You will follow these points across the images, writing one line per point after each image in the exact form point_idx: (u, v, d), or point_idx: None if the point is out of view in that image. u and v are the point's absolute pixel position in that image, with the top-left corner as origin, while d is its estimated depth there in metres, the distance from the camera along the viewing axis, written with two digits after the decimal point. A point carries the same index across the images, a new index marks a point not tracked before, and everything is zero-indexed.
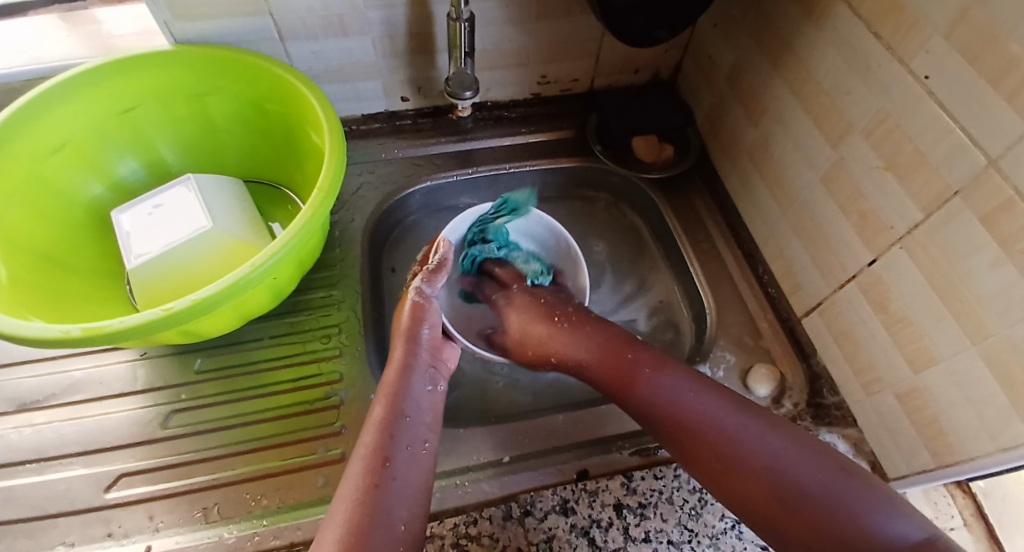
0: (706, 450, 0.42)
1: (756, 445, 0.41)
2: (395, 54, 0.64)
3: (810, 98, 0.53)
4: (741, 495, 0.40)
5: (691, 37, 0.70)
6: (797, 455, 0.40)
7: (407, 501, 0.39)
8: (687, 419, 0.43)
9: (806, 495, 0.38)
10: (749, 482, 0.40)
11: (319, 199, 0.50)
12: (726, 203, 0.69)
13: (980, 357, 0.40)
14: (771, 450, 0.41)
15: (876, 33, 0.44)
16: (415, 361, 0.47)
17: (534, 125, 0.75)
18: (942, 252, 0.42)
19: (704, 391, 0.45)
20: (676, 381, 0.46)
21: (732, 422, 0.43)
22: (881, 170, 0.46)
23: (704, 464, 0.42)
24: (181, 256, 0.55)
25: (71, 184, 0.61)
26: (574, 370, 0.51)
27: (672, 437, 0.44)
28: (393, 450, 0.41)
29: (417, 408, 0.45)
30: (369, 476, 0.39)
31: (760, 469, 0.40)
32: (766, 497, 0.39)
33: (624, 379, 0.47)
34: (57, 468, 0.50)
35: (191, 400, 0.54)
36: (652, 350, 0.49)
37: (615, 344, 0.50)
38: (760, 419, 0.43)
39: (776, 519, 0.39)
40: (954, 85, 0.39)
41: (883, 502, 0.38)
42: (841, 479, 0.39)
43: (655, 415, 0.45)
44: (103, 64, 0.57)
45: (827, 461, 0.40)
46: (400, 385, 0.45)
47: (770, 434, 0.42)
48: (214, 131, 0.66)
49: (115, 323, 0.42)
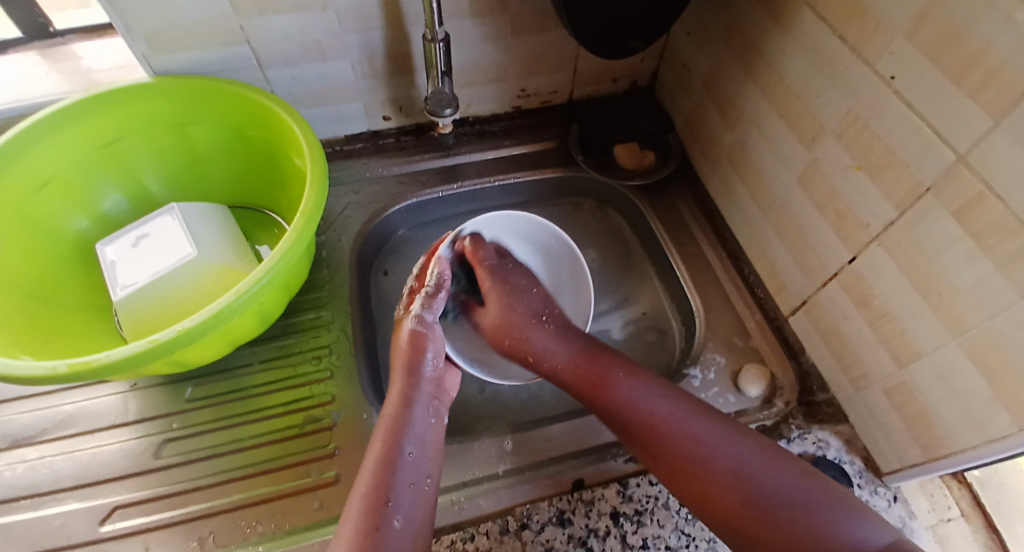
0: (676, 455, 0.42)
1: (723, 450, 0.42)
2: (374, 76, 0.65)
3: (782, 100, 0.54)
4: (705, 497, 0.41)
5: (665, 44, 0.71)
6: (762, 459, 0.41)
7: (408, 540, 0.39)
8: (657, 424, 0.44)
9: (769, 500, 0.39)
10: (717, 488, 0.40)
11: (301, 222, 0.50)
12: (708, 205, 0.70)
13: (962, 350, 0.41)
14: (742, 455, 0.41)
15: (841, 35, 0.45)
16: (416, 396, 0.47)
17: (517, 137, 0.75)
18: (919, 246, 0.42)
19: (672, 397, 0.45)
20: (647, 386, 0.46)
21: (701, 426, 0.43)
22: (854, 169, 0.47)
23: (671, 467, 0.42)
24: (169, 286, 0.55)
25: (58, 218, 0.61)
26: (549, 373, 0.50)
27: (642, 440, 0.44)
28: (392, 488, 0.41)
29: (418, 441, 0.44)
30: (368, 517, 0.39)
31: (728, 474, 0.40)
32: (735, 501, 0.39)
33: (597, 381, 0.47)
34: (51, 504, 0.50)
35: (184, 428, 0.54)
36: (624, 356, 0.49)
37: (593, 351, 0.50)
38: (726, 424, 0.44)
39: (743, 522, 0.39)
40: (919, 84, 0.39)
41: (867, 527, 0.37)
42: (827, 501, 0.39)
43: (625, 415, 0.45)
44: (85, 99, 0.57)
45: (790, 465, 0.41)
46: (400, 421, 0.45)
47: (737, 439, 0.42)
48: (198, 158, 0.67)
49: (102, 357, 0.42)
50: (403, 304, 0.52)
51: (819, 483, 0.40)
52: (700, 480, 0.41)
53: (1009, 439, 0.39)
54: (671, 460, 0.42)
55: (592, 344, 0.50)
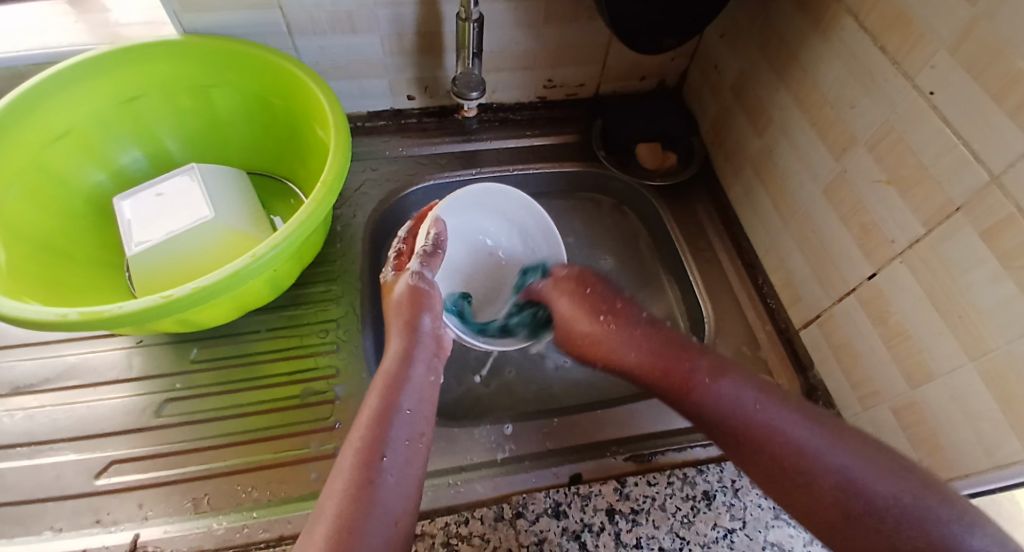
0: (771, 463, 0.41)
1: (824, 457, 0.39)
2: (402, 52, 0.64)
3: (815, 110, 0.53)
4: (813, 515, 0.39)
5: (697, 46, 0.71)
6: (867, 467, 0.38)
7: (401, 496, 0.38)
8: (748, 427, 0.42)
9: (876, 512, 0.36)
10: (821, 496, 0.38)
11: (322, 192, 0.50)
12: (727, 211, 0.69)
13: (978, 374, 0.40)
14: (840, 462, 0.39)
15: (882, 46, 0.44)
16: (415, 350, 0.47)
17: (540, 128, 0.75)
18: (943, 266, 0.42)
19: (767, 399, 0.43)
20: (737, 388, 0.44)
21: (796, 428, 0.41)
22: (884, 183, 0.46)
23: (771, 476, 0.41)
24: (182, 245, 0.55)
25: (74, 170, 0.61)
26: (630, 375, 0.52)
27: (737, 444, 0.43)
28: (385, 441, 0.40)
29: (414, 398, 0.44)
30: (359, 470, 0.38)
31: (827, 484, 0.38)
32: (836, 513, 0.37)
33: (679, 384, 0.47)
34: (48, 453, 0.50)
35: (186, 389, 0.54)
36: (709, 353, 0.48)
37: (671, 351, 0.49)
38: (824, 428, 0.41)
39: (849, 533, 0.37)
40: (958, 101, 0.39)
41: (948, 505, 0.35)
42: (909, 483, 0.37)
43: (715, 419, 0.44)
44: (109, 52, 0.57)
45: (896, 471, 0.38)
46: (398, 377, 0.44)
47: (833, 445, 0.40)
48: (219, 122, 0.66)
49: (114, 309, 0.42)
50: (394, 267, 0.54)
51: (888, 453, 0.39)
52: (799, 491, 0.39)
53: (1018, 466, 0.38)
54: (766, 465, 0.41)
55: (679, 344, 0.49)
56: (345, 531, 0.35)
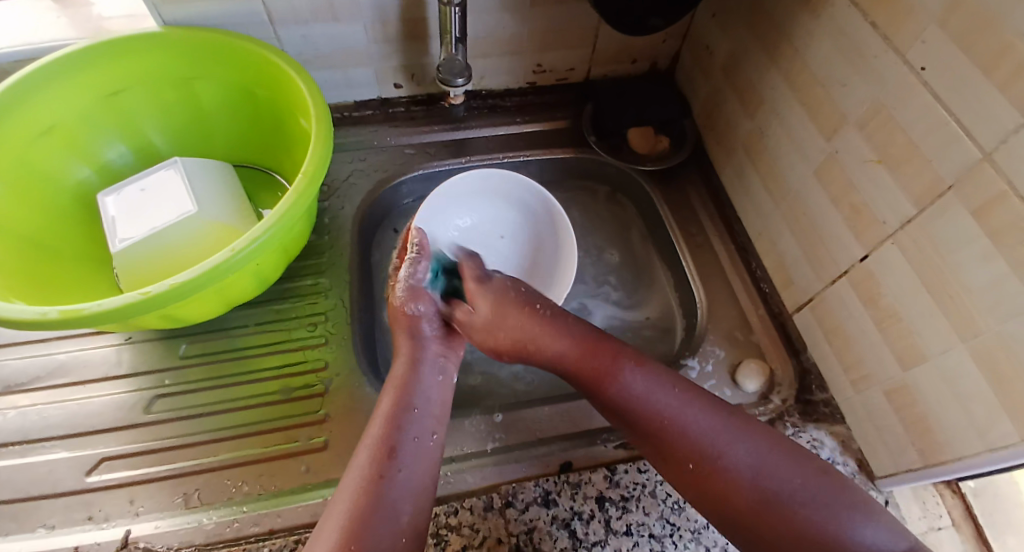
0: (687, 456, 0.41)
1: (736, 450, 0.40)
2: (386, 40, 0.63)
3: (805, 90, 0.52)
4: (720, 504, 0.39)
5: (688, 26, 0.69)
6: (778, 462, 0.40)
7: (410, 491, 0.39)
8: (670, 423, 0.42)
9: (779, 504, 0.38)
10: (727, 488, 0.39)
11: (303, 183, 0.49)
12: (720, 195, 0.68)
13: (969, 354, 0.39)
14: (748, 458, 0.40)
15: (872, 21, 0.43)
16: (424, 354, 0.47)
17: (529, 115, 0.74)
18: (934, 246, 0.41)
19: (682, 394, 0.43)
20: (654, 382, 0.44)
21: (714, 429, 0.41)
22: (874, 162, 0.45)
23: (682, 468, 0.41)
24: (167, 240, 0.54)
25: (59, 166, 0.60)
26: (556, 365, 0.48)
27: (653, 440, 0.43)
28: (397, 439, 0.41)
29: (425, 399, 0.44)
30: (374, 465, 0.39)
31: (736, 476, 0.39)
32: (744, 504, 0.38)
33: (597, 372, 0.45)
34: (40, 451, 0.50)
35: (176, 385, 0.54)
36: (630, 348, 0.47)
37: (592, 337, 0.47)
38: (736, 423, 0.42)
39: (751, 523, 0.38)
40: (949, 76, 0.38)
41: (853, 505, 0.38)
42: (815, 478, 0.39)
43: (628, 408, 0.44)
44: (88, 47, 0.56)
45: (808, 468, 0.40)
46: (408, 376, 0.45)
47: (744, 440, 0.41)
48: (203, 115, 0.66)
49: (93, 306, 0.42)
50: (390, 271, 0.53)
51: (792, 450, 0.41)
52: (712, 484, 0.40)
53: (1010, 448, 0.38)
54: (682, 462, 0.41)
55: (595, 334, 0.48)
56: (355, 528, 0.36)
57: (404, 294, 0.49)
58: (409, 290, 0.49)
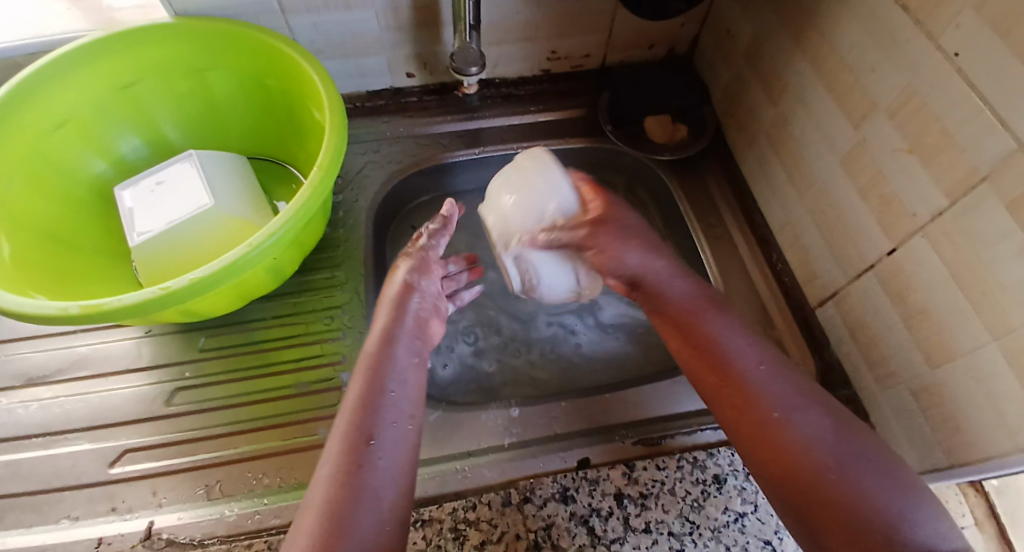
0: (751, 411, 0.40)
1: (797, 420, 0.39)
2: (398, 27, 0.62)
3: (832, 76, 0.50)
4: (776, 463, 0.38)
5: (707, 10, 0.67)
6: (836, 434, 0.38)
7: (390, 470, 0.38)
8: (737, 374, 0.42)
9: (840, 473, 0.36)
10: (788, 450, 0.38)
11: (318, 176, 0.49)
12: (741, 185, 0.67)
13: (1001, 353, 0.38)
14: (814, 428, 0.38)
15: (904, 4, 0.41)
16: (398, 331, 0.47)
17: (544, 103, 0.73)
18: (967, 241, 0.39)
19: (757, 352, 0.43)
20: (733, 337, 0.44)
21: (796, 397, 0.40)
22: (906, 152, 0.44)
23: (741, 423, 0.40)
24: (183, 234, 0.54)
25: (75, 159, 0.61)
26: (654, 309, 0.49)
27: (716, 390, 0.43)
28: (369, 417, 0.40)
29: (398, 380, 0.44)
30: (344, 446, 0.38)
31: (797, 442, 0.38)
32: (798, 468, 0.37)
33: (688, 323, 0.46)
34: (62, 444, 0.51)
35: (195, 377, 0.54)
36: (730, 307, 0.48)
37: (703, 297, 0.48)
38: (804, 393, 0.41)
39: (809, 494, 0.36)
40: (986, 62, 0.36)
41: (913, 495, 0.35)
42: (862, 449, 0.37)
43: (711, 357, 0.44)
44: (103, 37, 0.56)
45: (857, 438, 0.38)
46: (380, 356, 0.45)
47: (809, 409, 0.39)
48: (218, 107, 0.65)
49: (113, 302, 0.42)
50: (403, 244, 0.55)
51: (862, 438, 0.38)
52: (766, 441, 0.39)
53: None
54: (742, 411, 0.41)
55: (706, 292, 0.49)
56: (331, 519, 0.35)
57: (410, 268, 0.52)
58: (417, 263, 0.52)
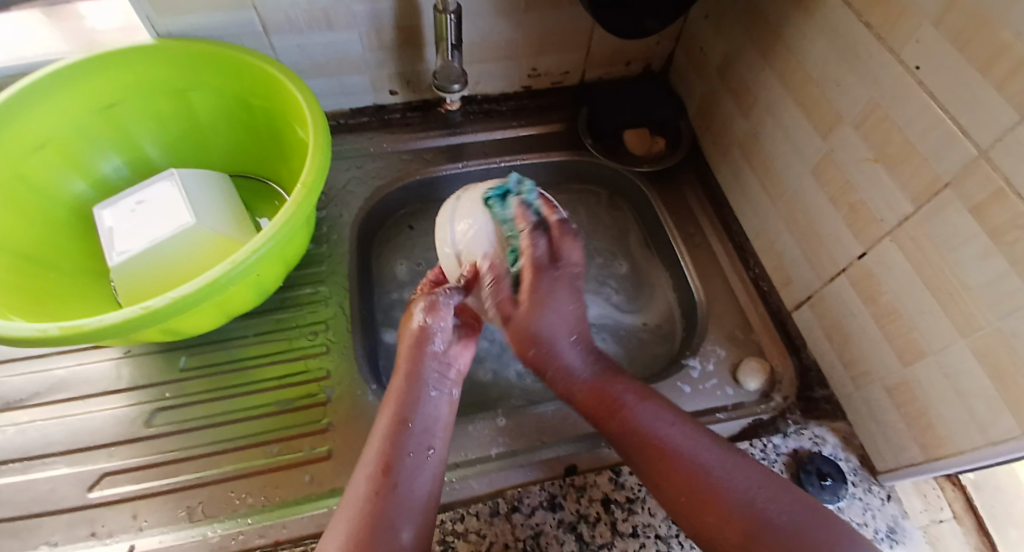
0: (676, 482, 0.41)
1: (729, 482, 0.40)
2: (381, 47, 0.63)
3: (800, 89, 0.52)
4: (707, 529, 0.39)
5: (681, 28, 0.70)
6: (774, 496, 0.40)
7: (415, 509, 0.39)
8: (669, 449, 0.42)
9: (775, 532, 0.38)
10: (722, 511, 0.39)
11: (302, 193, 0.49)
12: (717, 195, 0.69)
13: (969, 350, 0.40)
14: (745, 487, 0.40)
15: (866, 21, 0.43)
16: (424, 372, 0.44)
17: (525, 118, 0.74)
18: (932, 243, 0.41)
19: (680, 422, 0.44)
20: (655, 412, 0.45)
21: (716, 456, 0.42)
22: (871, 161, 0.46)
23: (671, 491, 0.41)
24: (165, 253, 0.54)
25: (55, 181, 0.60)
26: (565, 395, 0.48)
27: (641, 459, 0.43)
28: (397, 459, 0.41)
29: (423, 425, 0.43)
30: (374, 485, 0.39)
31: (736, 504, 0.39)
32: (736, 530, 0.38)
33: (612, 407, 0.45)
34: (40, 468, 0.50)
35: (176, 398, 0.54)
36: (638, 380, 0.48)
37: (607, 374, 0.48)
38: (730, 452, 0.42)
39: (748, 548, 0.37)
40: (944, 75, 0.38)
41: (838, 532, 0.38)
42: (804, 510, 0.39)
43: (637, 440, 0.44)
44: (85, 60, 0.56)
45: (796, 498, 0.40)
46: (405, 401, 0.43)
47: (740, 467, 0.41)
48: (200, 127, 0.66)
49: (94, 322, 0.41)
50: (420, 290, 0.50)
51: (779, 482, 0.41)
52: (704, 510, 0.39)
53: (1012, 441, 0.38)
54: (680, 491, 0.41)
55: (611, 366, 0.49)
56: None
57: (425, 308, 0.46)
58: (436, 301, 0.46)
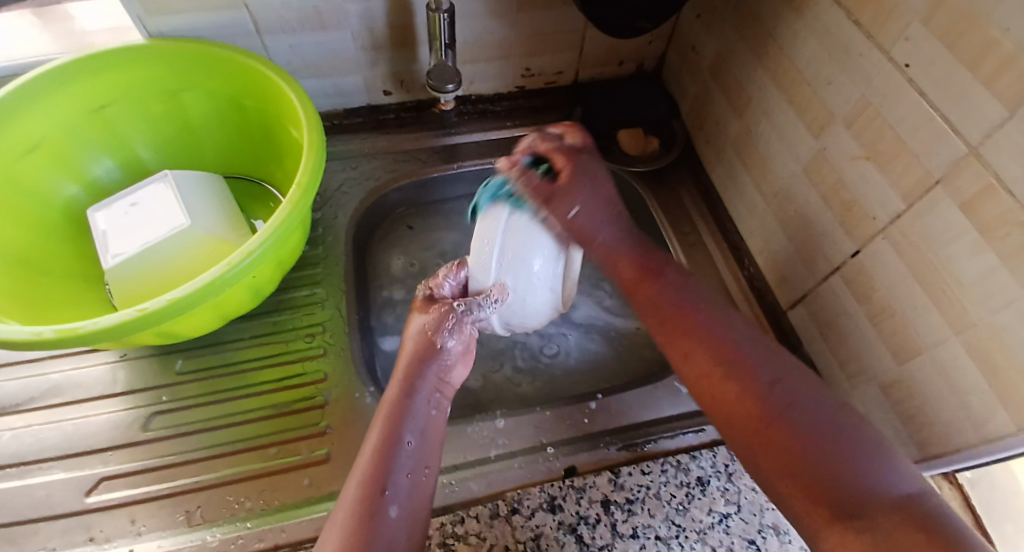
0: (706, 361, 0.43)
1: (756, 371, 0.41)
2: (375, 47, 0.63)
3: (793, 89, 0.53)
4: (736, 419, 0.40)
5: (673, 28, 0.70)
6: (804, 399, 0.39)
7: (402, 529, 0.38)
8: (683, 313, 0.47)
9: (794, 427, 0.38)
10: (745, 405, 0.40)
11: (297, 194, 0.49)
12: (711, 194, 0.69)
13: (963, 346, 0.40)
14: (777, 386, 0.40)
15: (856, 21, 0.44)
16: (417, 383, 0.45)
17: (520, 119, 0.74)
18: (925, 241, 0.41)
19: (716, 310, 0.46)
20: (675, 292, 0.49)
21: (744, 347, 0.43)
22: (864, 160, 0.46)
23: (705, 389, 0.43)
24: (159, 256, 0.54)
25: (45, 184, 0.60)
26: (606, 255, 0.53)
27: (667, 337, 0.47)
28: (389, 463, 0.40)
29: (416, 430, 0.43)
30: (365, 502, 0.38)
31: (764, 415, 0.39)
32: (756, 419, 0.39)
33: (641, 279, 0.51)
34: (37, 473, 0.49)
35: (173, 401, 0.53)
36: (673, 265, 0.52)
37: (643, 245, 0.53)
38: (767, 349, 0.43)
39: (766, 443, 0.38)
40: (934, 73, 0.38)
41: (867, 443, 0.36)
42: (837, 415, 0.38)
43: (663, 309, 0.48)
44: (76, 59, 0.55)
45: (829, 403, 0.39)
46: (399, 407, 0.43)
47: (767, 362, 0.42)
48: (193, 128, 0.65)
49: (88, 324, 0.41)
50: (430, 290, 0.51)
51: (813, 385, 0.40)
52: (729, 396, 0.41)
53: (1006, 435, 0.38)
54: (703, 361, 0.43)
55: (639, 240, 0.54)
56: None
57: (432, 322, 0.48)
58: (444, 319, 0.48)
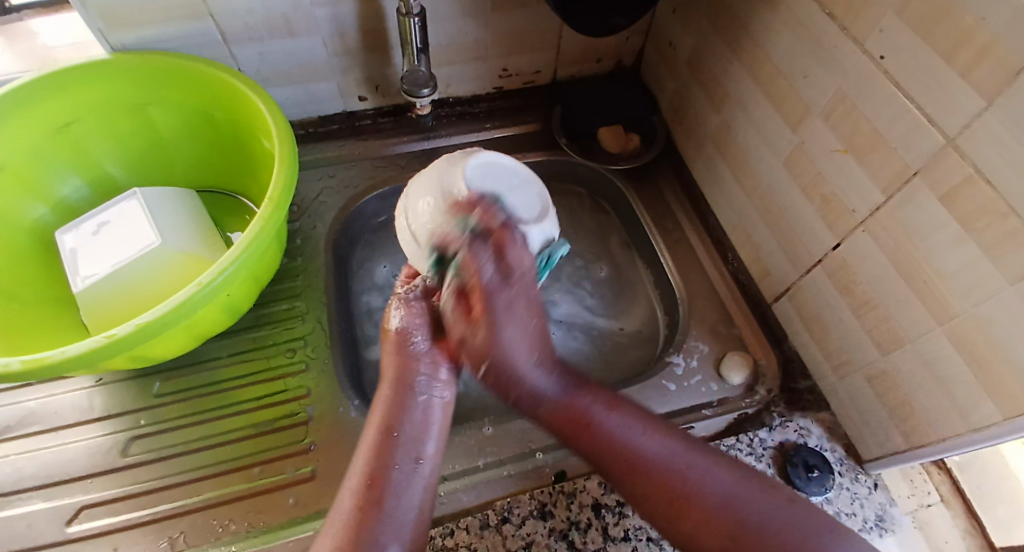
0: (653, 483, 0.40)
1: (708, 481, 0.39)
2: (346, 52, 0.62)
3: (770, 82, 0.52)
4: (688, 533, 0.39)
5: (650, 23, 0.69)
6: (750, 500, 0.39)
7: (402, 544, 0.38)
8: (626, 449, 0.41)
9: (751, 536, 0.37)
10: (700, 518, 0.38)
11: (269, 209, 0.47)
12: (693, 190, 0.69)
13: (946, 337, 0.40)
14: (721, 485, 0.39)
15: (829, 12, 0.43)
16: (411, 380, 0.42)
17: (499, 120, 0.73)
18: (906, 233, 0.41)
19: (647, 425, 0.42)
20: (626, 420, 0.42)
21: (680, 454, 0.41)
22: (842, 153, 0.46)
23: (656, 503, 0.40)
24: (132, 276, 0.52)
25: (12, 205, 0.58)
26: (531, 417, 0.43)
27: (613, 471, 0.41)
28: (383, 480, 0.39)
29: (414, 433, 0.41)
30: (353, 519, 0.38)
31: (713, 507, 0.38)
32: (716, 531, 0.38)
33: (579, 421, 0.42)
34: (16, 504, 0.48)
35: (152, 424, 0.52)
36: (605, 388, 0.45)
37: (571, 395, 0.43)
38: (702, 448, 0.42)
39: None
40: (909, 63, 0.38)
41: (818, 526, 0.38)
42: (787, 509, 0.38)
43: (605, 450, 0.41)
44: (38, 78, 0.54)
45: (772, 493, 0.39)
46: (392, 412, 0.41)
47: (715, 466, 0.40)
48: (163, 142, 0.64)
49: (57, 353, 0.40)
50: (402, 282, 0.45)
51: (759, 484, 0.40)
52: (684, 507, 0.39)
53: (992, 426, 0.38)
54: (642, 486, 0.40)
55: (577, 374, 0.44)
56: None
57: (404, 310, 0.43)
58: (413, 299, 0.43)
